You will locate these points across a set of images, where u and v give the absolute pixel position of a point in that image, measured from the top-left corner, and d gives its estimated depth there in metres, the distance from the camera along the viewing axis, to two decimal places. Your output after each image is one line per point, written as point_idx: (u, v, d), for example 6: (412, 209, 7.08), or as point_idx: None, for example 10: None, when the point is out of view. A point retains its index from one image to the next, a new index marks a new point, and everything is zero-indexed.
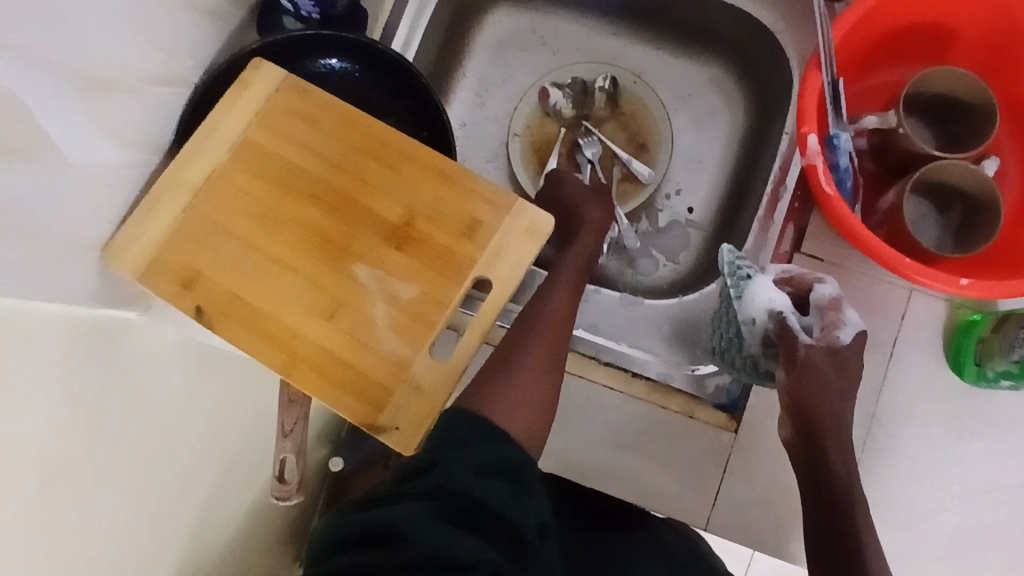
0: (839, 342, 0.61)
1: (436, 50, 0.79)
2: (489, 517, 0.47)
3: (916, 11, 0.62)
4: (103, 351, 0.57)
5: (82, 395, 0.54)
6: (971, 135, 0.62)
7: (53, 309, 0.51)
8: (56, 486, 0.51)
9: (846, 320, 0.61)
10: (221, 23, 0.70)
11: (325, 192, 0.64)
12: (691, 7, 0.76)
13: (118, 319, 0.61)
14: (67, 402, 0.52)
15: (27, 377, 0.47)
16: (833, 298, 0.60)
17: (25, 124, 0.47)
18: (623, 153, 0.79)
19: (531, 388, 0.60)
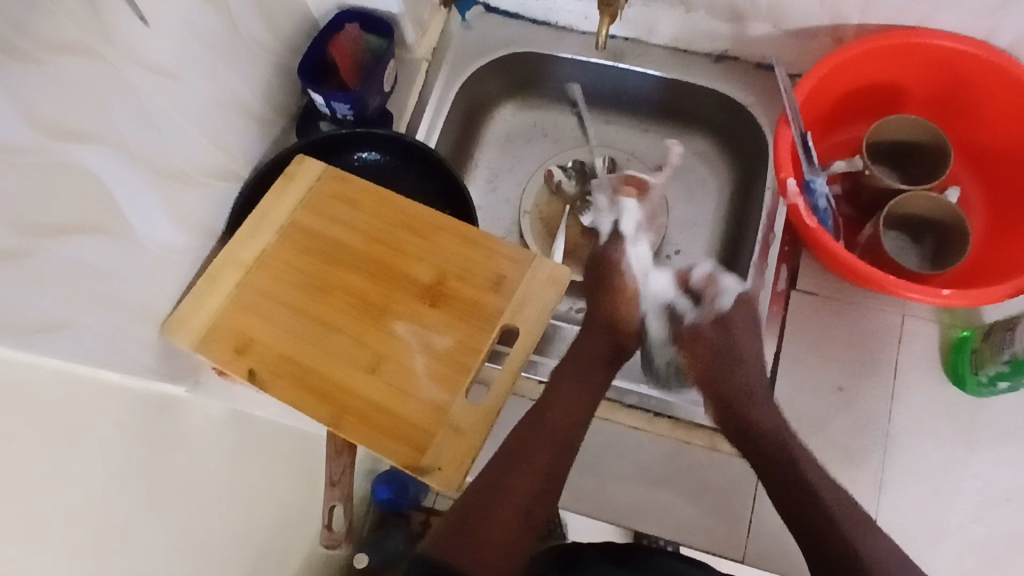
0: (723, 305, 0.73)
1: (453, 143, 0.90)
2: None
3: (864, 75, 0.73)
4: (151, 421, 0.62)
5: (134, 450, 0.59)
6: (931, 173, 0.71)
7: (109, 379, 0.58)
8: (105, 533, 0.55)
9: (722, 287, 0.73)
10: (267, 128, 0.81)
11: (364, 261, 0.71)
12: (669, 94, 0.87)
13: (164, 392, 0.67)
14: (118, 451, 0.56)
15: (83, 423, 0.53)
16: (708, 275, 0.73)
17: (77, 200, 0.56)
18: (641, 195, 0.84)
19: (522, 503, 0.62)
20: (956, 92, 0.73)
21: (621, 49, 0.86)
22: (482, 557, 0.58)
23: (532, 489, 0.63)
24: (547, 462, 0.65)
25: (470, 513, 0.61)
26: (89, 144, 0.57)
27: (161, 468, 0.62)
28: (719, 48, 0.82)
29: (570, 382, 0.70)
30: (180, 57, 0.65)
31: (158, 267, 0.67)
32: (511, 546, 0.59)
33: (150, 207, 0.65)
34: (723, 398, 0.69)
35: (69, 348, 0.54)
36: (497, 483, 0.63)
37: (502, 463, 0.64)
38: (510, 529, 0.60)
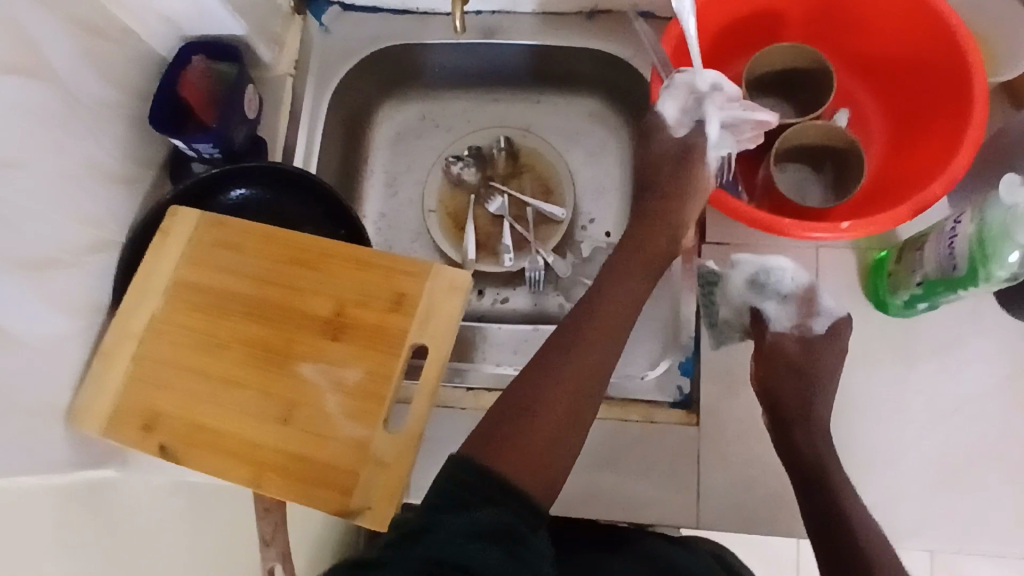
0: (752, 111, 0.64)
1: (340, 156, 0.85)
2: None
3: (734, 9, 0.69)
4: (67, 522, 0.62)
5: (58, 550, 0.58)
6: (817, 99, 0.68)
7: (27, 485, 0.60)
8: None
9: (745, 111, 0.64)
10: (135, 183, 0.77)
11: (259, 307, 0.68)
12: (553, 60, 0.83)
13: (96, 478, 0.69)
14: None
15: None
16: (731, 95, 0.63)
17: None
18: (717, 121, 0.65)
19: (564, 419, 0.56)
20: (832, 4, 0.69)
21: (491, 24, 0.81)
22: (526, 449, 0.54)
23: (578, 385, 0.57)
24: (598, 359, 0.59)
25: (509, 423, 0.55)
26: None
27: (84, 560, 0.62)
28: (588, 5, 0.78)
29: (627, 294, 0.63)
30: (17, 140, 0.60)
31: (45, 363, 0.64)
32: (547, 455, 0.54)
33: (23, 304, 0.61)
34: (777, 413, 0.65)
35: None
36: (542, 375, 0.58)
37: (560, 349, 0.59)
38: (546, 439, 0.55)
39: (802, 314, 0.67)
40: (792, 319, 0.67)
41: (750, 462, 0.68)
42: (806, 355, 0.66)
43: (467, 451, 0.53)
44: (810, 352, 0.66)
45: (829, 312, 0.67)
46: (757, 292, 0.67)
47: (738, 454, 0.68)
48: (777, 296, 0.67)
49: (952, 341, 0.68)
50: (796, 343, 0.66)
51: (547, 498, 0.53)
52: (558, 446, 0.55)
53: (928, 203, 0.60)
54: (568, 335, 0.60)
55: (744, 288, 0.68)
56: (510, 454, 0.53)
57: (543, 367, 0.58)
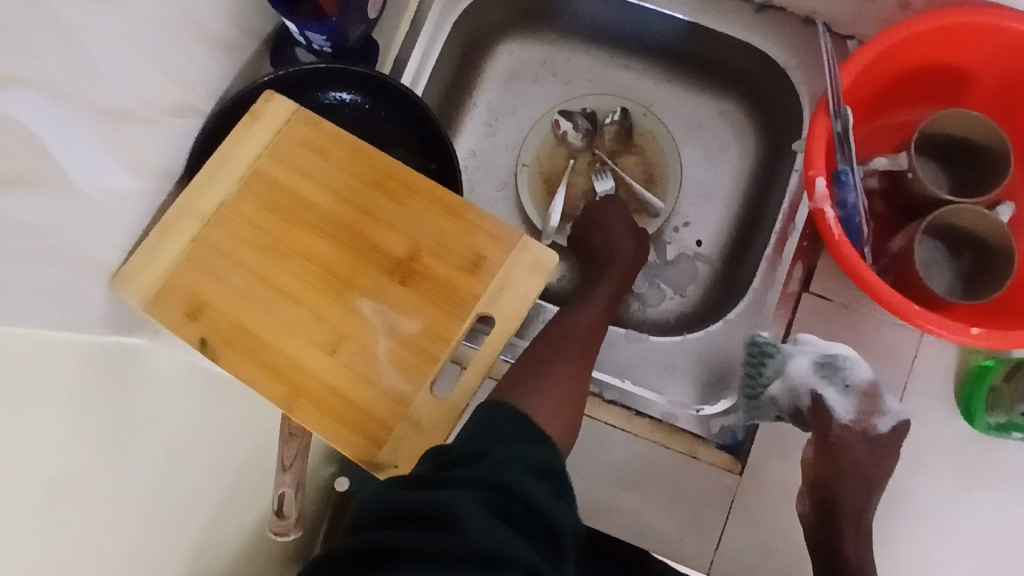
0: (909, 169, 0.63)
1: (447, 80, 0.79)
2: (527, 511, 0.45)
3: (927, 54, 0.61)
4: (115, 380, 0.59)
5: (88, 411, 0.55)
6: (984, 182, 0.61)
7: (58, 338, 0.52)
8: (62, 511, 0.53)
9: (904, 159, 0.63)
10: (235, 54, 0.72)
11: (331, 225, 0.64)
12: (701, 43, 0.76)
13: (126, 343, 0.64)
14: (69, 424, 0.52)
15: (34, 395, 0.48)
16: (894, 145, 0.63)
17: (17, 150, 0.49)
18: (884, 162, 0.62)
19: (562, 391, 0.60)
20: None
21: None
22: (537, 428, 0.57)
23: (572, 369, 0.63)
24: (577, 356, 0.64)
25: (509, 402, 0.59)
26: (28, 82, 0.50)
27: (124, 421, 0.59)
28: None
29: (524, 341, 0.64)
30: None
31: (102, 219, 0.61)
32: (563, 416, 0.59)
33: (93, 152, 0.58)
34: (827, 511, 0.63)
35: (25, 317, 0.49)
36: (537, 362, 0.63)
37: (547, 344, 0.65)
38: (555, 408, 0.59)
39: (862, 411, 0.65)
40: (850, 413, 0.65)
41: (780, 527, 0.65)
42: (869, 457, 0.64)
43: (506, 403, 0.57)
44: (874, 454, 0.64)
45: (894, 414, 0.64)
46: (824, 376, 0.65)
47: (767, 516, 0.65)
48: (841, 384, 0.65)
49: None
50: (861, 439, 0.65)
51: (565, 445, 0.59)
52: (568, 412, 0.60)
53: None
54: (550, 331, 0.66)
55: (818, 370, 0.64)
56: (535, 405, 0.58)
57: (539, 356, 0.63)
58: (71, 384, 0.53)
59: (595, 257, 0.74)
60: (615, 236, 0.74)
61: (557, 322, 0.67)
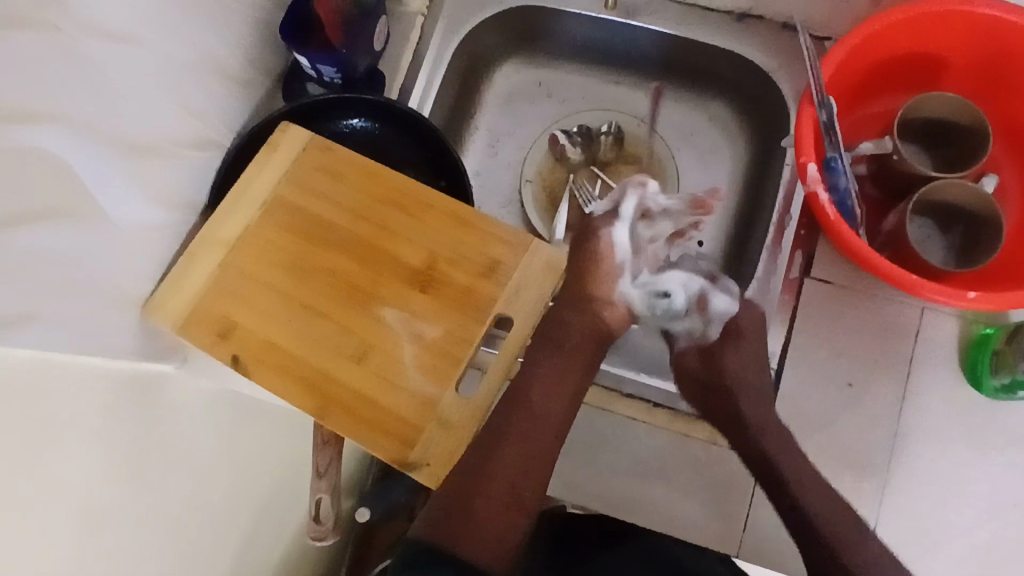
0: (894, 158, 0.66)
1: (450, 105, 0.84)
2: None
3: (901, 43, 0.66)
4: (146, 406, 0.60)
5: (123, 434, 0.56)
6: (967, 157, 0.65)
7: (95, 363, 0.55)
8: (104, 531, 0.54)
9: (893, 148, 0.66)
10: (249, 90, 0.76)
11: (352, 242, 0.68)
12: (687, 55, 0.81)
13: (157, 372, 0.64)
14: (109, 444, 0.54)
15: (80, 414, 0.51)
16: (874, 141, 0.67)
17: (63, 184, 0.53)
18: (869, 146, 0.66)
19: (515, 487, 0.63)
20: (1004, 66, 0.66)
21: (635, 4, 0.79)
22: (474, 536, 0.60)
23: (512, 471, 0.63)
24: (523, 452, 0.64)
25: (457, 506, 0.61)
26: (71, 121, 0.54)
27: (155, 445, 0.61)
28: (743, 6, 0.75)
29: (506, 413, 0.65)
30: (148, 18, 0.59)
31: (133, 248, 0.64)
32: (501, 531, 0.61)
33: (126, 186, 0.61)
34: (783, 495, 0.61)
35: (59, 342, 0.51)
36: (482, 465, 0.63)
37: (492, 437, 0.64)
38: (491, 525, 0.61)
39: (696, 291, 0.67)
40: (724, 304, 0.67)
41: None
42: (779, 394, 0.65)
43: (426, 535, 0.59)
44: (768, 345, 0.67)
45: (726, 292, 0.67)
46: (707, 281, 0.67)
47: None
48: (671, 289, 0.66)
49: None
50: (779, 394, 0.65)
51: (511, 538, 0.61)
52: (508, 523, 0.62)
53: None
54: (506, 417, 0.65)
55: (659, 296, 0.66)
56: (481, 516, 0.61)
57: (483, 454, 0.63)
58: (105, 410, 0.54)
59: (589, 304, 0.67)
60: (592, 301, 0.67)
61: (511, 407, 0.66)
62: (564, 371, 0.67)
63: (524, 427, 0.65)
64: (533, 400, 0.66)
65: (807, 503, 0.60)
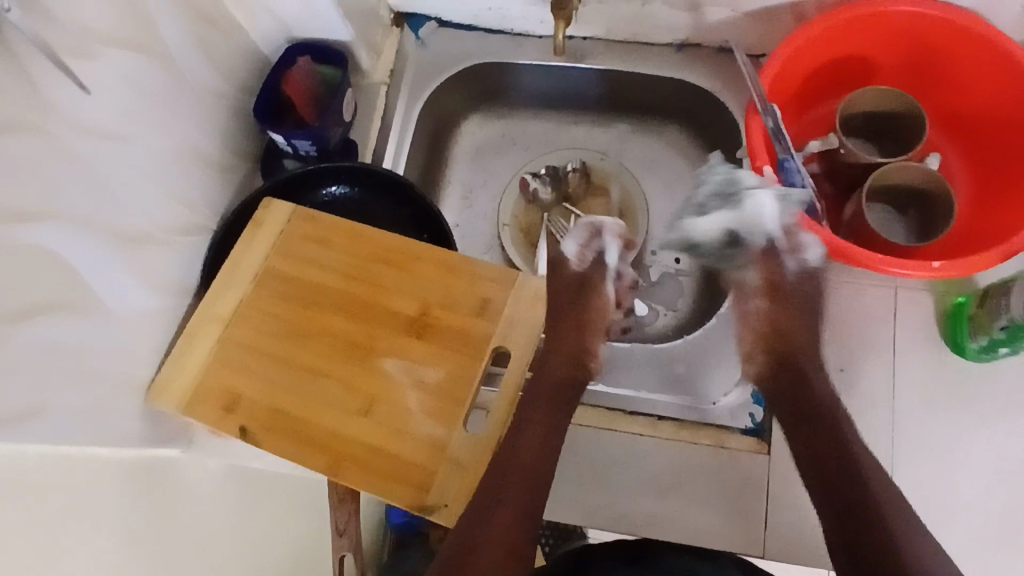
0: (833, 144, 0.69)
1: (422, 164, 0.88)
2: None
3: (829, 49, 0.72)
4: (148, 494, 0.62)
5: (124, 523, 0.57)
6: (908, 141, 0.70)
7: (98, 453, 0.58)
8: None
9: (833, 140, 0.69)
10: (229, 174, 0.79)
11: (344, 301, 0.70)
12: (637, 89, 0.86)
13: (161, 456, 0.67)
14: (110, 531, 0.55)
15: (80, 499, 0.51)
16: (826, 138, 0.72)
17: (50, 276, 0.55)
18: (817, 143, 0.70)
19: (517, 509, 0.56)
20: (931, 59, 0.72)
21: (581, 49, 0.84)
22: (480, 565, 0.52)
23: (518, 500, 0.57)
24: (525, 478, 0.58)
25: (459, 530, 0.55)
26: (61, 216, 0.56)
27: (160, 528, 0.61)
28: (680, 38, 0.81)
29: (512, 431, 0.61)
30: (125, 116, 0.63)
31: (130, 336, 0.65)
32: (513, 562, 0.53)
33: (118, 274, 0.63)
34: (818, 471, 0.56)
35: (46, 435, 0.52)
36: (489, 497, 0.57)
37: (494, 475, 0.58)
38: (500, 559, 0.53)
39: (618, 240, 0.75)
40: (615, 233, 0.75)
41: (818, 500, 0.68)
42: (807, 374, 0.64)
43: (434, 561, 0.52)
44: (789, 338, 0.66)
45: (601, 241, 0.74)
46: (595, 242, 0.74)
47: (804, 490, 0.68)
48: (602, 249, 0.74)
49: None
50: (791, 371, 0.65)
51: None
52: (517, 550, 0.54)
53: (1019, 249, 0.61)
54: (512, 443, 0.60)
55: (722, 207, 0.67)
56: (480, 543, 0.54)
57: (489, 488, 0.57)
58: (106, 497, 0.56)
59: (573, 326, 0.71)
60: (580, 337, 0.70)
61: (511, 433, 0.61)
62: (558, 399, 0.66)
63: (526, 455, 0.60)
64: (531, 425, 0.62)
65: (840, 478, 0.55)
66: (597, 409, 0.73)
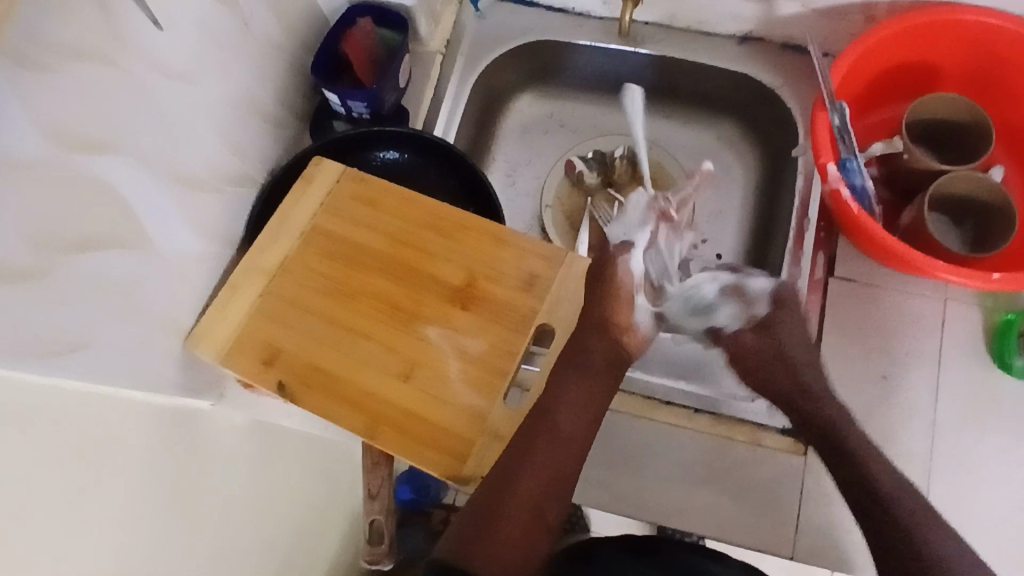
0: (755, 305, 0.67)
1: (470, 137, 0.87)
2: None
3: (898, 52, 0.71)
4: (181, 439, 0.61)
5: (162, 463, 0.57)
6: (971, 152, 0.69)
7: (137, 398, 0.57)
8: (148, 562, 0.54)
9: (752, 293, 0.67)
10: (281, 129, 0.78)
11: (390, 265, 0.69)
12: (692, 78, 0.85)
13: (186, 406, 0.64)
14: (146, 471, 0.54)
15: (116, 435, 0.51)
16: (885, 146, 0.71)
17: (109, 207, 0.55)
18: (879, 146, 0.69)
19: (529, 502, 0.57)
20: (993, 73, 0.72)
21: (640, 34, 0.83)
22: (499, 559, 0.54)
23: (536, 497, 0.57)
24: (554, 464, 0.60)
25: (477, 521, 0.56)
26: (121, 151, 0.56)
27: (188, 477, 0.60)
28: (744, 30, 0.80)
29: (544, 426, 0.61)
30: (194, 60, 0.62)
31: (177, 280, 0.65)
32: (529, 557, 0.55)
33: (172, 219, 0.63)
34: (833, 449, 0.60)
35: (92, 366, 0.52)
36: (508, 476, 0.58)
37: (515, 455, 0.59)
38: (518, 554, 0.55)
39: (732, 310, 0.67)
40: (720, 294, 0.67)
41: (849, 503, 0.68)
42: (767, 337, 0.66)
43: (448, 555, 0.54)
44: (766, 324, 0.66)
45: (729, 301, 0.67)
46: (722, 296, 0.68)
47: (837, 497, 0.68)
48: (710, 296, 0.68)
49: None
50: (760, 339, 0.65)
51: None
52: (531, 540, 0.56)
53: None
54: (529, 438, 0.60)
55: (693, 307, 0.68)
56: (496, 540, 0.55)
57: (511, 466, 0.58)
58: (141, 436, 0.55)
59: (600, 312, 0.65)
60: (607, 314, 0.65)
61: (536, 429, 0.61)
62: (593, 385, 0.65)
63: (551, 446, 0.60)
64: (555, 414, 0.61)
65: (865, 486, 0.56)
66: (633, 396, 0.72)
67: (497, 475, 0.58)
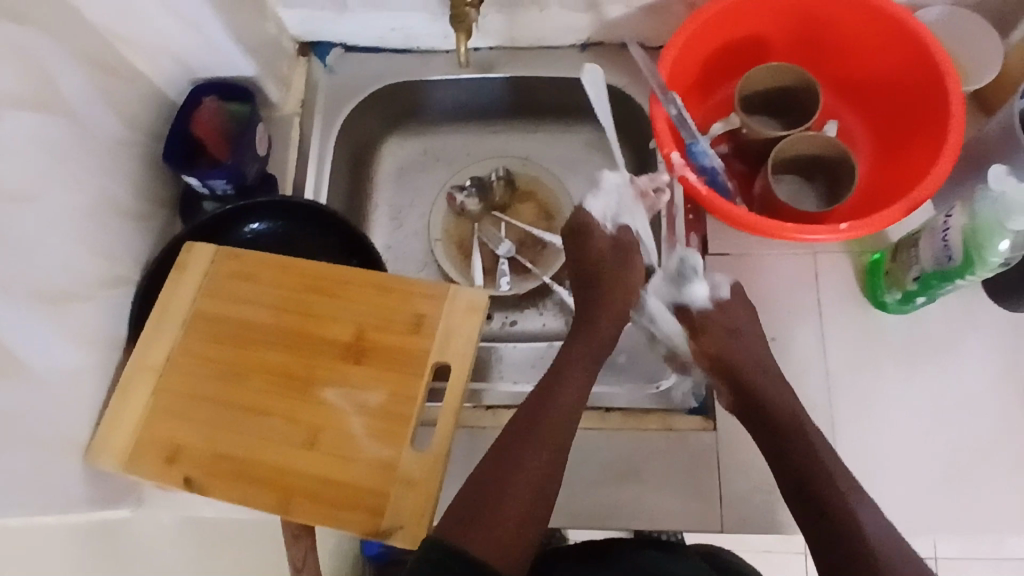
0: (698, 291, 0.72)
1: (346, 190, 0.88)
2: None
3: (721, 33, 0.74)
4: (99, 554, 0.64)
5: None
6: (806, 112, 0.72)
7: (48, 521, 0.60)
8: None
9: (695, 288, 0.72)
10: (147, 222, 0.77)
11: (278, 336, 0.69)
12: (548, 91, 0.87)
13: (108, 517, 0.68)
14: None
15: None
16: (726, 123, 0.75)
17: None
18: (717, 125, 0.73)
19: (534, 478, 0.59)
20: (815, 32, 0.75)
21: (489, 59, 0.85)
22: (493, 536, 0.54)
23: (534, 478, 0.59)
24: (549, 445, 0.61)
25: (479, 505, 0.57)
26: None
27: None
28: (583, 38, 0.83)
29: (549, 395, 0.64)
30: (37, 180, 0.61)
31: (62, 398, 0.63)
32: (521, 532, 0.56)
33: (47, 337, 0.61)
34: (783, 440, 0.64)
35: None
36: (507, 464, 0.59)
37: (517, 442, 0.60)
38: (510, 533, 0.55)
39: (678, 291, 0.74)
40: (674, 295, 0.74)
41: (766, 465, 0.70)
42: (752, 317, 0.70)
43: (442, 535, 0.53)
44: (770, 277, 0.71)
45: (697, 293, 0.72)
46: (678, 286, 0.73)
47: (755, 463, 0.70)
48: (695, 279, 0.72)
49: (953, 337, 0.72)
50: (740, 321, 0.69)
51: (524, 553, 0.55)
52: (528, 524, 0.57)
53: (921, 200, 0.63)
54: (530, 417, 0.62)
55: (667, 283, 0.73)
56: (490, 523, 0.55)
57: (510, 450, 0.60)
58: None
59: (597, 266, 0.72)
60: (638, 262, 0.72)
61: (535, 410, 0.63)
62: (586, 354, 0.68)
63: (547, 433, 0.62)
64: (551, 403, 0.63)
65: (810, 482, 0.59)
66: None
67: (503, 461, 0.59)
